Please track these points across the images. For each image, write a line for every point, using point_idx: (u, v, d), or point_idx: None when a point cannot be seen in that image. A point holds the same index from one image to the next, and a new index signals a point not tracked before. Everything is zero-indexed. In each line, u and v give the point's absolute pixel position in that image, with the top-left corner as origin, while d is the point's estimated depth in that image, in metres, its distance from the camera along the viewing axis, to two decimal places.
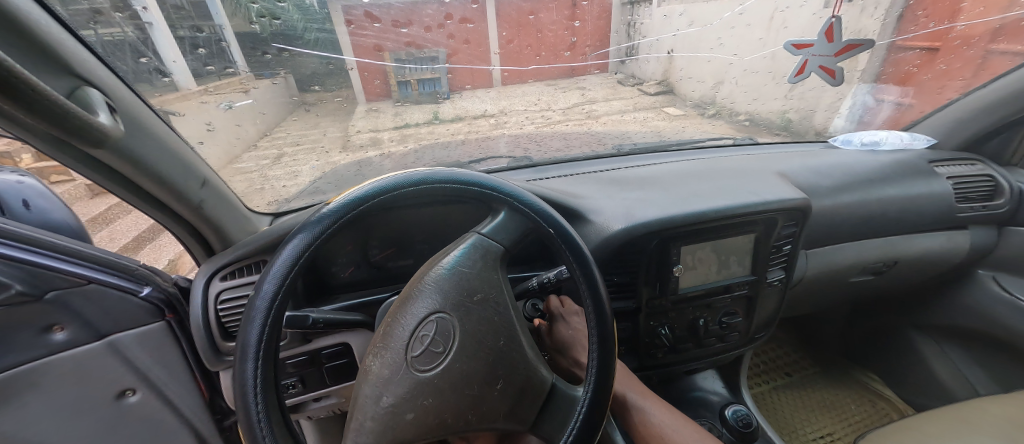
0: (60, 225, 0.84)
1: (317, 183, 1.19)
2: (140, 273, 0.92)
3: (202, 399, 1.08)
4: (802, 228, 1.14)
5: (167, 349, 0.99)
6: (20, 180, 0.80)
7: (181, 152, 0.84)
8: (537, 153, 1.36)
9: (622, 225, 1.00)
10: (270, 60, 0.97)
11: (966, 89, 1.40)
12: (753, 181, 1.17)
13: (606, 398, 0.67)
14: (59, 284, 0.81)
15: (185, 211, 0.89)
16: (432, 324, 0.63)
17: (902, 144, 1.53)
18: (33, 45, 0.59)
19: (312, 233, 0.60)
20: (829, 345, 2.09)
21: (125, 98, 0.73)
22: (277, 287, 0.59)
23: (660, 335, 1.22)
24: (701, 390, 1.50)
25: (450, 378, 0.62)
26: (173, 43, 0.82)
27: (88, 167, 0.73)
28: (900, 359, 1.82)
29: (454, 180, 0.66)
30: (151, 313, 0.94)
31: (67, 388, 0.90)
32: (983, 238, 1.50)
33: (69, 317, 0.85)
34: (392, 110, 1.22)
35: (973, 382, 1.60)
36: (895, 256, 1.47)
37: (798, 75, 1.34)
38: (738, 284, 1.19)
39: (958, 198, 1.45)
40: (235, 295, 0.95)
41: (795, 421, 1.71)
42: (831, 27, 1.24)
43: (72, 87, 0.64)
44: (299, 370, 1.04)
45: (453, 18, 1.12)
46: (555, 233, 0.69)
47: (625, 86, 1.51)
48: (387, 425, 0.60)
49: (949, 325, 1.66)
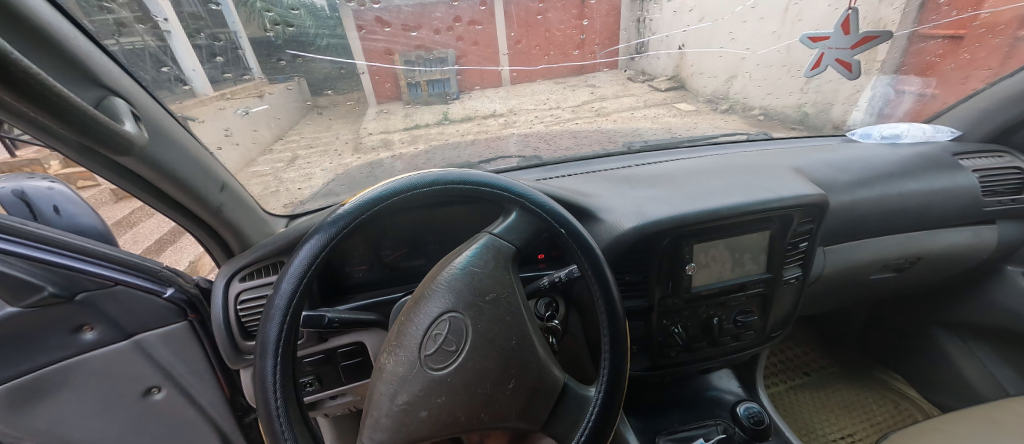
0: (88, 229, 0.86)
1: (330, 185, 1.21)
2: (162, 275, 0.94)
3: (224, 396, 1.11)
4: (819, 224, 1.12)
5: (189, 349, 1.02)
6: (50, 186, 0.82)
7: (202, 159, 0.87)
8: (547, 152, 1.36)
9: (633, 223, 0.99)
10: (284, 66, 0.99)
11: (991, 79, 1.36)
12: (767, 178, 1.15)
13: (618, 400, 0.66)
14: (88, 286, 0.84)
15: (206, 215, 0.92)
16: (445, 324, 0.64)
17: (924, 137, 1.48)
18: (63, 61, 0.62)
19: (328, 234, 0.61)
20: (848, 344, 2.05)
21: (149, 107, 0.76)
22: (294, 286, 0.60)
23: (673, 334, 1.21)
24: (716, 389, 1.49)
25: (463, 376, 0.63)
26: (190, 51, 0.85)
27: (115, 173, 0.76)
28: (923, 358, 1.76)
29: (465, 180, 0.67)
30: (174, 313, 0.97)
31: (97, 386, 0.94)
32: (1010, 233, 1.45)
33: (97, 317, 0.88)
34: (403, 112, 1.24)
35: (1002, 381, 1.55)
36: (917, 252, 1.42)
37: (814, 68, 1.32)
38: (752, 282, 1.17)
39: (985, 192, 1.39)
40: (254, 296, 0.97)
41: (813, 422, 1.68)
42: (848, 20, 1.22)
43: (98, 97, 0.67)
44: (316, 369, 1.07)
45: (462, 20, 1.13)
46: (566, 233, 0.69)
47: (636, 82, 1.46)
48: (401, 422, 0.61)
49: (975, 323, 1.60)
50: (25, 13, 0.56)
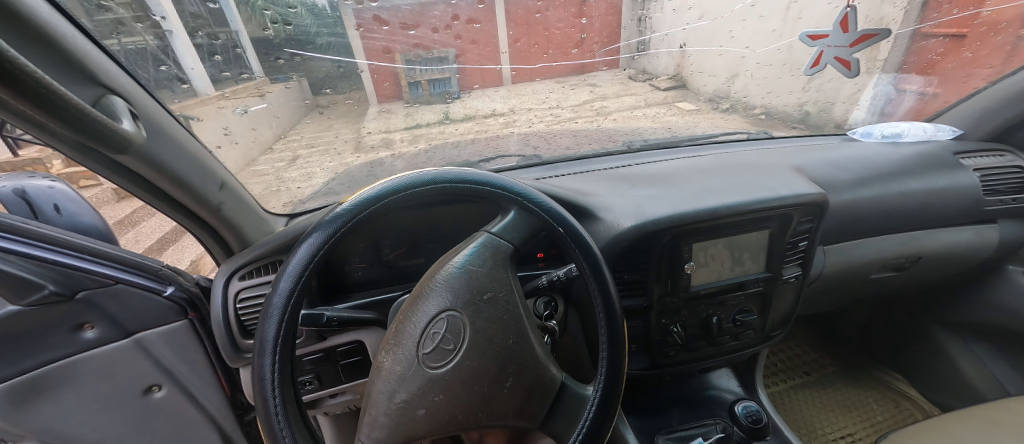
0: (89, 228, 0.87)
1: (331, 184, 1.21)
2: (163, 273, 0.95)
3: (224, 395, 1.12)
4: (819, 223, 1.11)
5: (189, 348, 1.03)
6: (51, 185, 0.82)
7: (201, 157, 0.87)
8: (547, 151, 1.36)
9: (632, 222, 0.99)
10: (282, 65, 0.99)
11: (994, 77, 1.36)
12: (767, 176, 1.15)
13: (615, 399, 0.66)
14: (89, 284, 0.85)
15: (205, 213, 0.92)
16: (443, 322, 0.64)
17: (926, 136, 1.47)
18: (61, 59, 0.62)
19: (326, 232, 0.61)
20: (849, 343, 2.04)
21: (147, 106, 0.76)
22: (293, 285, 0.60)
23: (672, 333, 1.21)
24: (716, 389, 1.49)
25: (461, 375, 0.63)
26: (191, 50, 0.85)
27: (114, 172, 0.76)
28: (924, 357, 1.75)
29: (464, 179, 0.67)
30: (174, 311, 0.97)
31: (97, 383, 0.95)
32: (1012, 232, 1.44)
33: (98, 316, 0.89)
34: (404, 111, 1.24)
35: (1002, 381, 1.55)
36: (918, 251, 1.42)
37: (813, 67, 1.31)
38: (752, 281, 1.17)
39: (987, 191, 1.39)
40: (254, 295, 0.97)
41: (813, 421, 1.68)
42: (847, 17, 1.21)
43: (97, 95, 0.68)
44: (316, 367, 1.07)
45: (460, 18, 1.13)
46: (564, 232, 0.69)
47: (636, 81, 1.47)
48: (399, 420, 0.62)
49: (976, 322, 1.60)
50: (24, 12, 0.56)
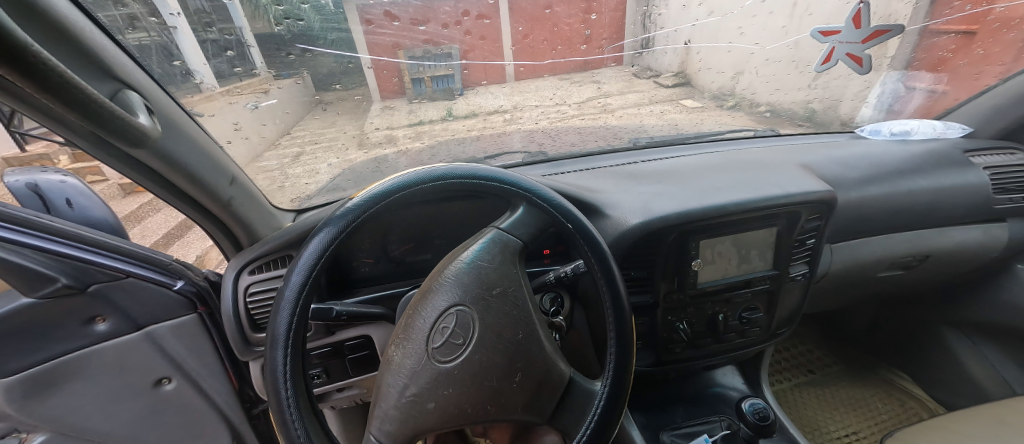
0: (100, 222, 0.87)
1: (336, 179, 1.22)
2: (173, 268, 0.95)
3: (232, 388, 1.13)
4: (827, 221, 1.11)
5: (199, 341, 1.04)
6: (63, 179, 0.82)
7: (212, 152, 0.87)
8: (552, 148, 1.35)
9: (639, 219, 0.99)
10: (293, 60, 1.00)
11: (1006, 74, 1.34)
12: (773, 173, 1.15)
13: (623, 395, 0.66)
14: (100, 278, 0.85)
15: (215, 208, 0.93)
16: (452, 317, 0.64)
17: (935, 134, 1.46)
18: (79, 54, 0.63)
19: (336, 228, 0.62)
20: (853, 342, 2.04)
21: (162, 101, 0.77)
22: (303, 279, 0.61)
23: (678, 330, 1.21)
24: (721, 386, 1.49)
25: (470, 369, 0.63)
26: (196, 48, 0.84)
27: (130, 167, 0.77)
28: (930, 356, 1.75)
29: (473, 175, 0.67)
30: (183, 305, 0.98)
31: (109, 375, 0.96)
32: (1020, 231, 1.43)
33: (110, 309, 0.90)
34: (407, 108, 1.23)
35: (1008, 379, 1.54)
36: (925, 250, 1.41)
37: (824, 63, 1.30)
38: (758, 278, 1.17)
39: (997, 190, 1.37)
40: (262, 289, 0.98)
41: (818, 420, 1.67)
42: (859, 14, 1.20)
43: (114, 90, 0.69)
44: (324, 361, 1.08)
45: (470, 14, 1.13)
46: (573, 228, 0.69)
47: (642, 78, 1.46)
48: (409, 413, 0.62)
49: (983, 321, 1.59)
50: (42, 8, 0.57)
